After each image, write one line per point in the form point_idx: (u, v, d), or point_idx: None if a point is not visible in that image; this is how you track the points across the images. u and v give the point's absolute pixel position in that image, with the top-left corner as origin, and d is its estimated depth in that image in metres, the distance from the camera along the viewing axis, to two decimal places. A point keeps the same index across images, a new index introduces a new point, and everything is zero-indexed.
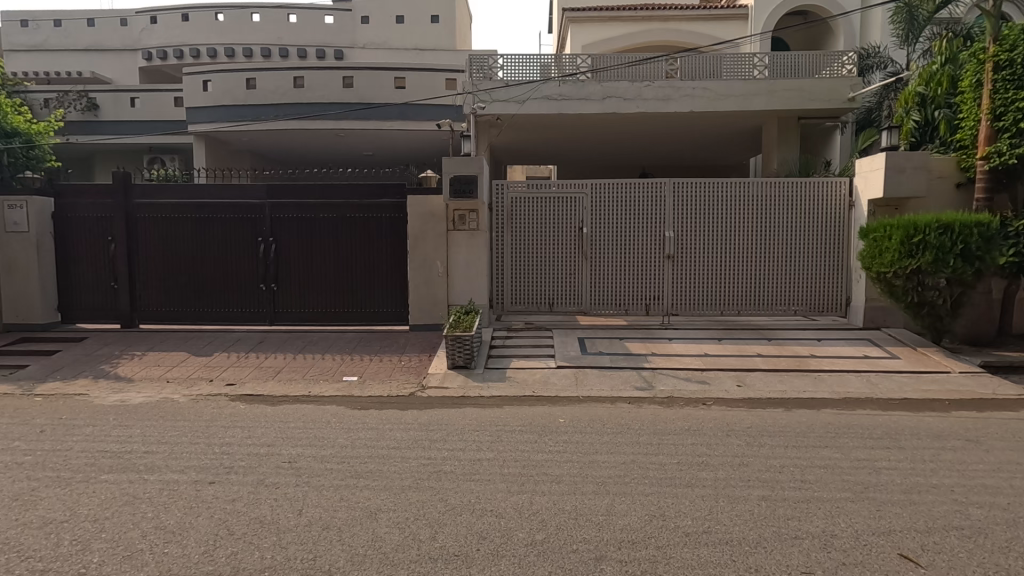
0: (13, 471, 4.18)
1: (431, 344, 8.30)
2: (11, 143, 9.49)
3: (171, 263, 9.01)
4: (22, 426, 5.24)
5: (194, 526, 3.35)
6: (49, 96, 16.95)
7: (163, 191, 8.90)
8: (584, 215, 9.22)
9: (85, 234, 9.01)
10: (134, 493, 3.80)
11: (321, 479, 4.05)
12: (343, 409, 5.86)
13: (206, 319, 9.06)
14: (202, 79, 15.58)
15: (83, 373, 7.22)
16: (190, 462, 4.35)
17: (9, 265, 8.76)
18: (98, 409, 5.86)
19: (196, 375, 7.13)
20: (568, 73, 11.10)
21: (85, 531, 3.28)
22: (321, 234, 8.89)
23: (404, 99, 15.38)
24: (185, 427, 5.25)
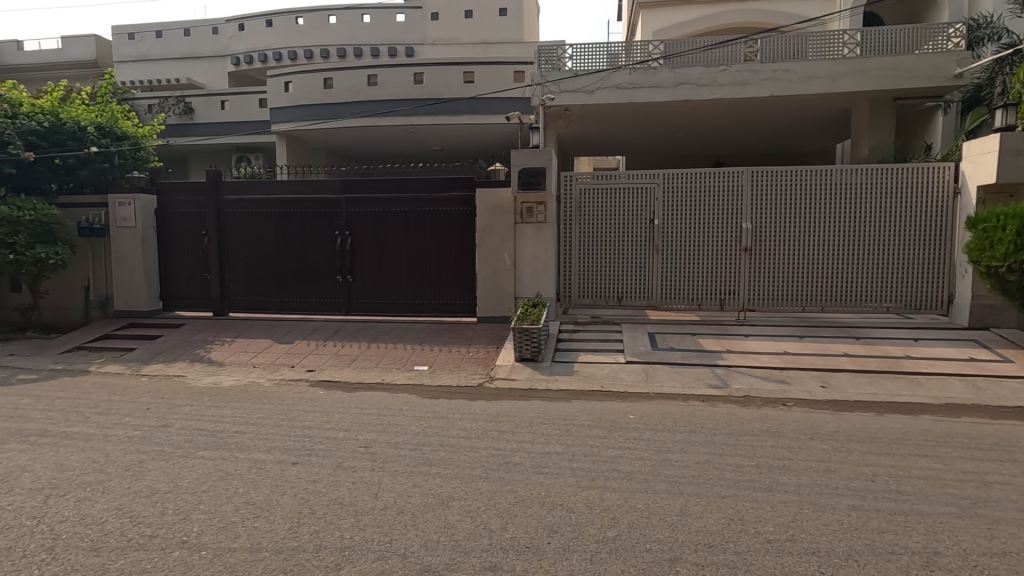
0: (125, 444, 4.60)
1: (498, 336, 8.36)
2: (122, 146, 10.41)
3: (257, 256, 9.58)
4: (131, 403, 5.78)
5: (280, 503, 3.56)
6: (151, 101, 18.45)
7: (249, 188, 9.48)
8: (655, 206, 8.97)
9: (182, 228, 9.77)
10: (227, 469, 4.08)
11: (394, 465, 4.18)
12: (414, 398, 6.02)
13: (288, 308, 9.58)
14: (284, 81, 16.46)
15: (181, 357, 7.84)
16: (276, 443, 4.63)
17: (118, 257, 9.62)
18: (194, 390, 6.34)
19: (280, 362, 7.56)
20: (638, 60, 10.79)
21: (186, 502, 3.56)
22: (394, 227, 9.17)
23: (472, 94, 15.54)
24: (270, 410, 5.58)
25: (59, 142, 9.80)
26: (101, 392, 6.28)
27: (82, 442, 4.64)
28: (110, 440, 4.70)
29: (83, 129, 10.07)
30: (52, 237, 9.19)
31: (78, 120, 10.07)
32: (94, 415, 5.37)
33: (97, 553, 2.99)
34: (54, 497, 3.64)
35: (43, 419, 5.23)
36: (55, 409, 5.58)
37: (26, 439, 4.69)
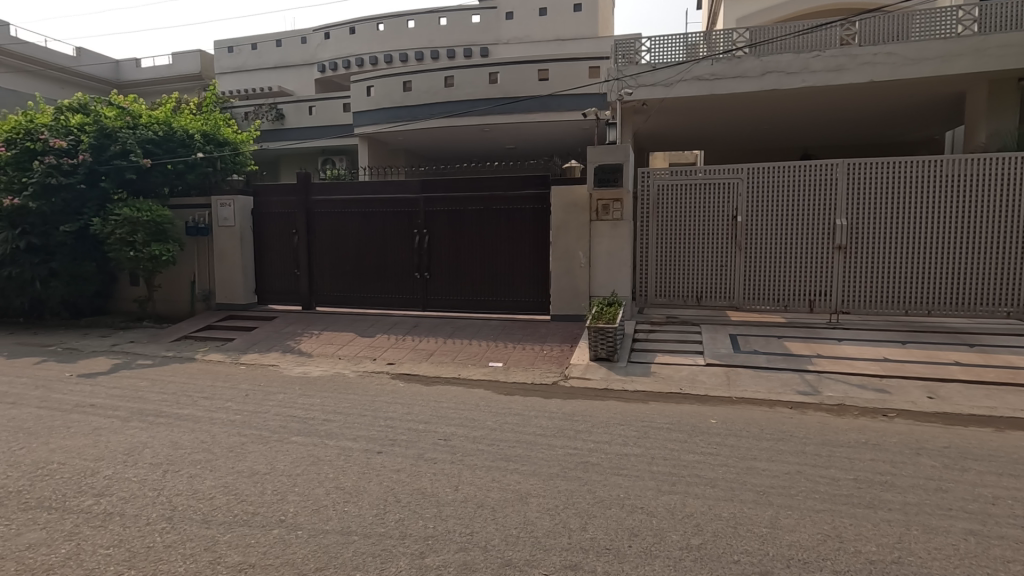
0: (227, 426, 4.99)
1: (572, 335, 8.31)
2: (223, 152, 11.33)
3: (341, 253, 10.09)
4: (232, 389, 6.27)
5: (367, 490, 3.73)
6: (248, 109, 19.90)
7: (335, 189, 9.98)
8: (739, 202, 8.58)
9: (276, 228, 10.45)
10: (317, 455, 4.33)
11: (473, 458, 4.26)
12: (490, 393, 6.12)
13: (369, 303, 10.02)
14: (366, 85, 17.20)
15: (274, 348, 8.40)
16: (361, 432, 4.85)
17: (219, 253, 10.40)
18: (286, 379, 6.78)
19: (362, 354, 7.93)
20: (722, 49, 10.30)
21: (283, 484, 3.81)
22: (470, 225, 9.34)
23: (546, 92, 15.51)
24: (355, 400, 5.85)
25: (170, 149, 10.77)
26: (206, 378, 6.85)
27: (192, 423, 5.08)
28: (216, 422, 5.12)
29: (190, 137, 11.06)
30: (164, 235, 10.11)
31: (186, 129, 11.06)
32: (202, 399, 5.87)
33: (208, 525, 3.26)
34: (170, 471, 4.01)
35: (159, 401, 5.78)
36: (169, 392, 6.15)
37: (145, 418, 5.20)
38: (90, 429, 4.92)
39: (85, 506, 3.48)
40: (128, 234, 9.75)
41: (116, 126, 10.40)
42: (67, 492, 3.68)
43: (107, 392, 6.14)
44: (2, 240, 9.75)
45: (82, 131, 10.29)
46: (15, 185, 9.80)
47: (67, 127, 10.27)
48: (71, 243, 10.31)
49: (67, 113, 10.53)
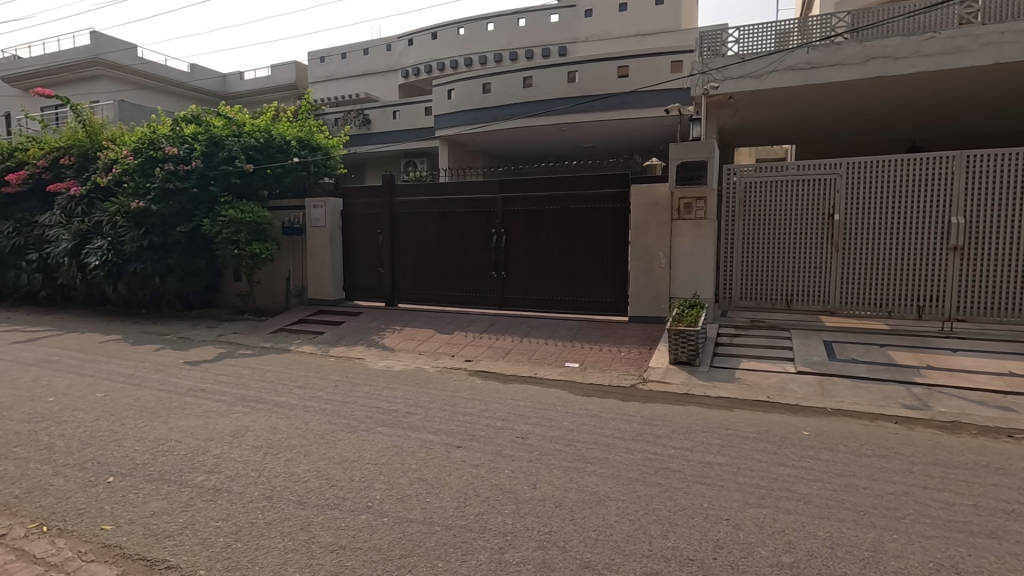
0: (319, 414, 5.31)
1: (651, 337, 8.11)
2: (316, 156, 12.02)
3: (422, 252, 10.43)
4: (323, 380, 6.67)
5: (448, 482, 3.83)
6: (338, 116, 21.05)
7: (418, 190, 10.34)
8: (836, 199, 8.01)
9: (362, 228, 10.99)
10: (401, 446, 4.50)
11: (551, 458, 4.27)
12: (566, 393, 6.11)
13: (448, 301, 10.29)
14: (447, 89, 17.67)
15: (360, 342, 8.84)
16: (442, 426, 5.00)
17: (311, 252, 11.07)
18: (371, 371, 7.11)
19: (442, 350, 8.17)
20: (819, 36, 9.64)
21: (370, 472, 4.00)
22: (548, 225, 9.34)
23: (626, 88, 15.20)
24: (435, 395, 6.04)
25: (270, 154, 11.61)
26: (300, 368, 7.33)
27: (288, 410, 5.46)
28: (309, 410, 5.47)
29: (287, 143, 11.85)
30: (263, 235, 10.91)
31: (284, 136, 11.87)
32: (296, 388, 6.29)
33: (303, 507, 3.48)
34: (270, 454, 4.32)
35: (259, 388, 6.26)
36: (268, 380, 6.64)
37: (247, 403, 5.64)
38: (201, 411, 5.41)
39: (198, 481, 3.84)
40: (232, 233, 10.62)
41: (223, 135, 11.34)
42: (183, 467, 4.07)
43: (214, 378, 6.72)
44: (129, 239, 10.93)
45: (195, 140, 11.31)
46: (140, 190, 10.94)
47: (183, 136, 11.32)
48: (185, 242, 11.37)
49: (183, 124, 11.62)
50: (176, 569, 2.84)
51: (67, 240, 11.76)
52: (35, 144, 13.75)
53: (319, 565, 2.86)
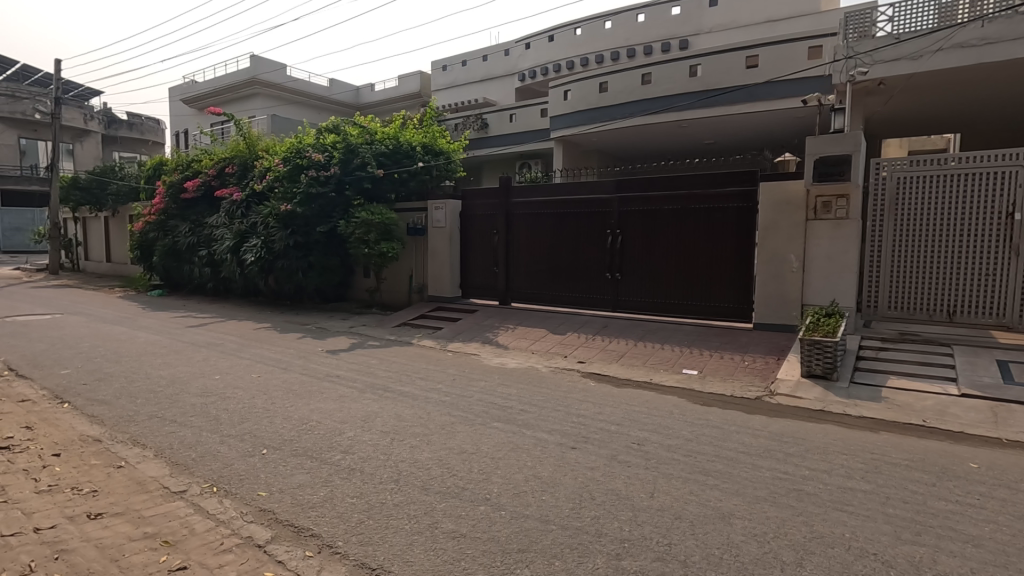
0: (439, 406, 5.59)
1: (780, 346, 7.52)
2: (439, 161, 12.66)
3: (537, 252, 10.56)
4: (443, 373, 7.00)
5: (563, 483, 3.84)
6: (458, 121, 21.98)
7: (534, 191, 10.49)
8: (1018, 195, 6.88)
9: (479, 228, 11.37)
10: (516, 442, 4.59)
11: (669, 467, 4.11)
12: (684, 402, 5.86)
13: (560, 301, 10.31)
14: (563, 90, 17.71)
15: (475, 339, 9.15)
16: (555, 426, 5.02)
17: (432, 251, 11.67)
18: (486, 368, 7.35)
19: (555, 351, 8.21)
20: (998, 6, 8.33)
21: (487, 465, 4.12)
22: (666, 226, 9.03)
23: (755, 79, 14.23)
24: (548, 395, 6.08)
25: (398, 160, 12.43)
26: (421, 361, 7.76)
27: (411, 400, 5.80)
28: (430, 401, 5.77)
29: (414, 148, 12.61)
30: (390, 235, 11.72)
31: (410, 142, 12.63)
32: (418, 379, 6.68)
33: (427, 492, 3.68)
34: (396, 440, 4.62)
35: (385, 378, 6.72)
36: (394, 371, 7.12)
37: (375, 392, 6.08)
38: (336, 395, 5.93)
39: (336, 460, 4.20)
40: (364, 234, 11.52)
41: (358, 142, 12.35)
42: (323, 446, 4.48)
43: (347, 366, 7.34)
44: (278, 238, 12.28)
45: (334, 148, 12.43)
46: (288, 194, 12.25)
47: (324, 145, 12.50)
48: (323, 241, 12.52)
49: (325, 134, 12.84)
50: (319, 537, 3.14)
51: (229, 239, 13.48)
52: (207, 156, 15.93)
53: (443, 550, 3.00)
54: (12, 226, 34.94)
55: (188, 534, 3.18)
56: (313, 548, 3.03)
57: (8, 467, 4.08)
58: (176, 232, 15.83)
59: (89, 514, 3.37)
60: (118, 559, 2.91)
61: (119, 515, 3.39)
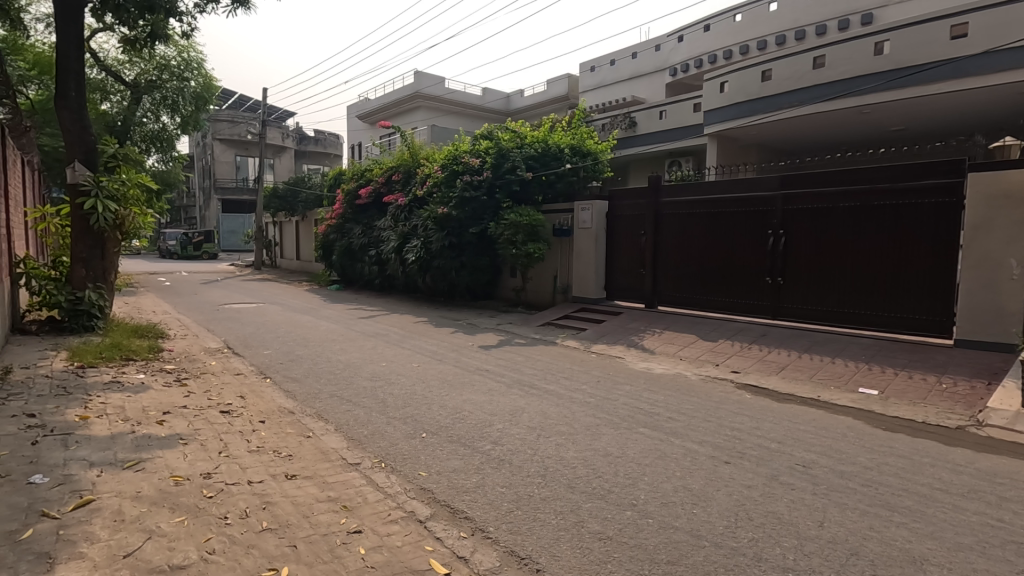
0: (584, 407, 5.60)
1: (991, 368, 6.29)
2: (586, 162, 12.69)
3: (687, 254, 10.08)
4: (587, 374, 7.01)
5: (716, 498, 3.62)
6: (606, 121, 21.82)
7: (685, 190, 10.04)
8: None
9: (626, 229, 11.16)
10: (664, 450, 4.43)
11: (842, 496, 3.66)
12: (860, 424, 5.18)
13: (712, 306, 9.72)
14: (720, 81, 16.66)
15: (619, 342, 9.01)
16: (707, 437, 4.75)
17: (577, 252, 11.69)
18: (631, 372, 7.20)
19: (705, 358, 7.78)
20: None
21: (633, 471, 4.04)
22: (841, 224, 8.08)
23: (962, 52, 12.07)
24: (698, 404, 5.76)
25: (546, 162, 12.71)
26: (566, 361, 7.84)
27: (556, 398, 5.90)
28: (575, 401, 5.80)
29: (562, 151, 12.78)
30: (537, 236, 12.03)
31: (559, 144, 12.82)
32: (563, 379, 6.76)
33: (573, 491, 3.71)
34: (543, 436, 4.73)
35: (532, 375, 6.90)
36: (539, 369, 7.29)
37: (522, 388, 6.29)
38: (486, 389, 6.24)
39: (486, 449, 4.43)
40: (512, 235, 11.97)
41: (509, 147, 12.89)
42: (474, 435, 4.74)
43: (495, 362, 7.68)
44: (436, 240, 13.27)
45: (487, 154, 13.10)
46: (445, 199, 13.19)
47: (479, 151, 13.24)
48: (475, 242, 13.25)
49: (479, 141, 13.60)
50: (472, 521, 3.34)
51: (394, 240, 14.89)
52: (377, 165, 17.75)
53: (589, 549, 3.01)
54: (229, 229, 42.39)
55: (362, 502, 3.58)
56: (467, 530, 3.23)
57: (228, 427, 4.94)
58: (351, 234, 17.87)
59: (287, 475, 3.96)
60: (308, 516, 3.37)
61: (309, 478, 3.93)
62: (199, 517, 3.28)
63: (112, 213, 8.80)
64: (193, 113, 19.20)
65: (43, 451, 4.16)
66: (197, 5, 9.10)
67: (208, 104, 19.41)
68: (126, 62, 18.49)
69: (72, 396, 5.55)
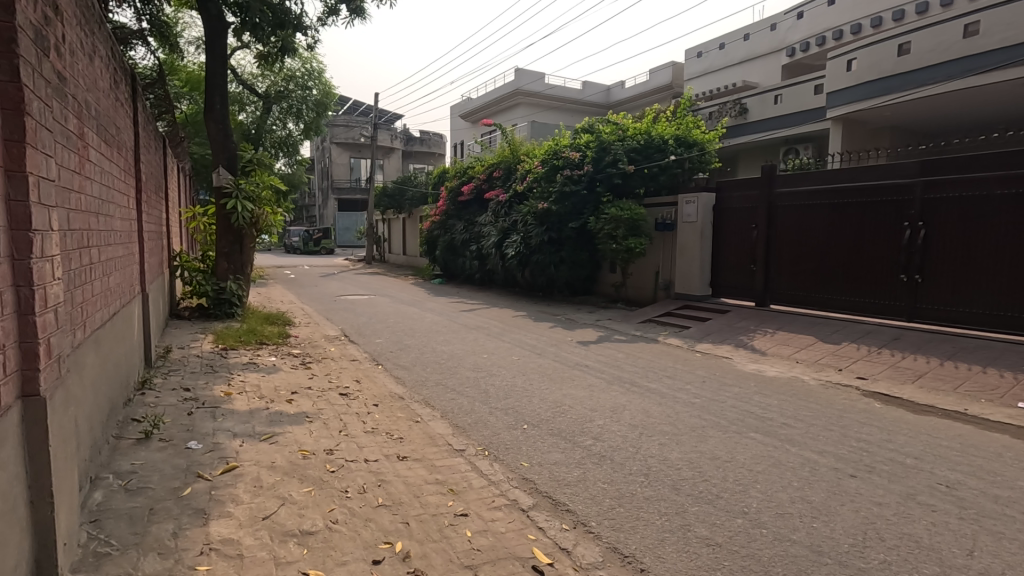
0: (689, 407, 5.39)
1: None
2: (691, 152, 12.17)
3: (805, 248, 9.32)
4: (692, 374, 6.74)
5: (840, 513, 3.33)
6: (714, 109, 20.77)
7: (805, 178, 9.28)
8: None
9: (735, 222, 10.54)
10: (779, 458, 4.15)
11: (997, 524, 3.22)
12: (1019, 444, 4.50)
13: (834, 306, 8.93)
14: (847, 59, 15.20)
15: (727, 341, 8.55)
16: (829, 447, 4.39)
17: (681, 247, 11.25)
18: (740, 373, 6.82)
19: (825, 362, 7.17)
20: None
21: (744, 477, 3.82)
22: (996, 215, 7.07)
23: None
24: (818, 411, 5.32)
25: (649, 155, 12.35)
26: (668, 360, 7.59)
27: (660, 397, 5.73)
28: (678, 401, 5.60)
29: (666, 142, 12.35)
30: (638, 231, 11.71)
31: (663, 135, 12.40)
32: (666, 377, 6.55)
33: (678, 493, 3.59)
34: (645, 435, 4.62)
35: (632, 372, 6.77)
36: (640, 366, 7.13)
37: (623, 385, 6.19)
38: (586, 384, 6.22)
39: (587, 444, 4.41)
40: (612, 229, 11.77)
41: (610, 140, 12.66)
42: (575, 430, 4.74)
43: (595, 358, 7.61)
44: (535, 235, 13.41)
45: (588, 147, 12.99)
46: (545, 194, 13.26)
47: (579, 145, 13.18)
48: (574, 237, 13.19)
49: (580, 135, 13.53)
50: (574, 514, 3.35)
51: (494, 236, 15.25)
52: (479, 163, 18.25)
53: (696, 554, 2.90)
54: (345, 226, 45.79)
55: (468, 487, 3.72)
56: (569, 523, 3.25)
57: (346, 408, 5.36)
58: (454, 230, 18.53)
59: (399, 456, 4.21)
60: (418, 496, 3.56)
61: (418, 461, 4.15)
62: (324, 489, 3.59)
63: (248, 212, 9.83)
64: (314, 120, 20.84)
65: (197, 420, 4.78)
66: (320, 20, 9.88)
67: (328, 111, 20.95)
68: (260, 76, 20.56)
69: (218, 374, 6.30)
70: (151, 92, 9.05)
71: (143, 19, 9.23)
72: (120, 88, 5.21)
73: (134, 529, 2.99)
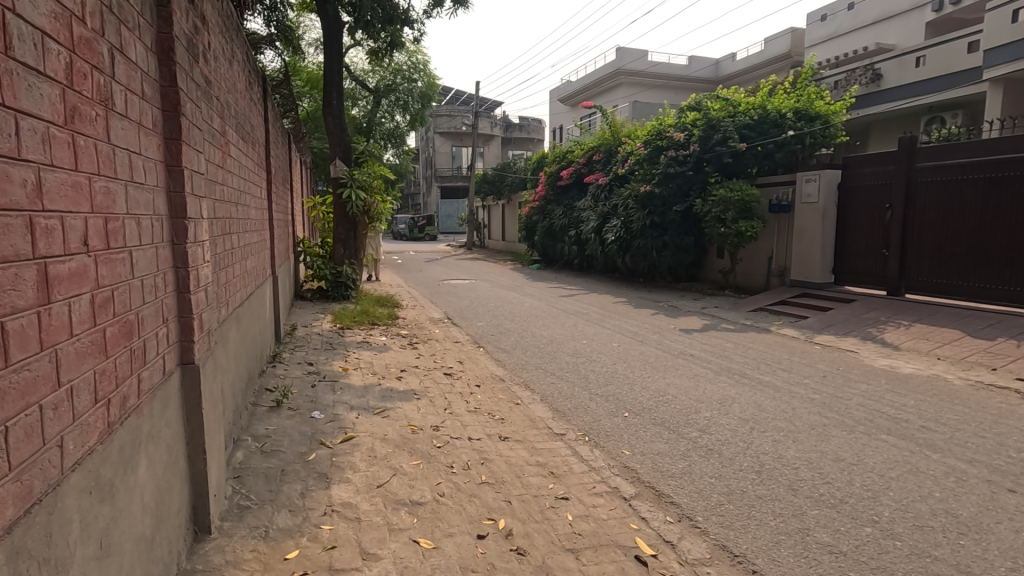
0: (807, 403, 4.98)
1: None
2: (813, 126, 11.13)
3: (951, 231, 8.21)
4: (811, 368, 6.22)
5: (995, 531, 2.92)
6: (840, 77, 18.81)
7: (955, 151, 8.13)
8: None
9: (865, 202, 9.49)
10: (917, 464, 3.72)
11: None
12: None
13: (988, 297, 7.84)
14: (1012, 9, 12.98)
15: (853, 333, 7.78)
16: (979, 456, 3.85)
17: (799, 230, 10.35)
18: (869, 368, 6.18)
19: (974, 360, 6.30)
20: None
21: (874, 483, 3.47)
22: None
23: None
24: (967, 415, 4.69)
25: (764, 130, 11.48)
26: (783, 351, 7.07)
27: (774, 391, 5.35)
28: (795, 396, 5.19)
29: (783, 116, 11.40)
30: (750, 213, 10.94)
31: (780, 109, 11.46)
32: (781, 370, 6.10)
33: (796, 494, 3.34)
34: (757, 430, 4.34)
35: (743, 363, 6.38)
36: (751, 357, 6.71)
37: (732, 376, 5.87)
38: (692, 373, 5.97)
39: (693, 437, 4.23)
40: (721, 212, 11.10)
41: (719, 117, 11.88)
42: (680, 421, 4.56)
43: (701, 347, 7.29)
44: (637, 218, 13.03)
45: (694, 126, 12.28)
46: (648, 176, 12.82)
47: (685, 124, 12.51)
48: (679, 221, 12.64)
49: (686, 112, 12.82)
50: (678, 507, 3.24)
51: (594, 220, 15.06)
52: (579, 147, 17.99)
53: (816, 561, 2.69)
54: (447, 213, 47.41)
55: (569, 471, 3.73)
56: (673, 515, 3.15)
57: (451, 388, 5.57)
58: (553, 215, 18.51)
59: (501, 436, 4.31)
60: (519, 476, 3.63)
61: (520, 442, 4.22)
62: (431, 463, 3.77)
63: (362, 200, 10.50)
64: (419, 111, 21.78)
65: (319, 393, 5.21)
66: (426, 12, 10.21)
67: (431, 102, 21.80)
68: (370, 71, 21.77)
69: (337, 351, 6.83)
70: (278, 92, 9.87)
71: (271, 25, 10.08)
72: (253, 90, 5.72)
73: (270, 487, 3.34)
